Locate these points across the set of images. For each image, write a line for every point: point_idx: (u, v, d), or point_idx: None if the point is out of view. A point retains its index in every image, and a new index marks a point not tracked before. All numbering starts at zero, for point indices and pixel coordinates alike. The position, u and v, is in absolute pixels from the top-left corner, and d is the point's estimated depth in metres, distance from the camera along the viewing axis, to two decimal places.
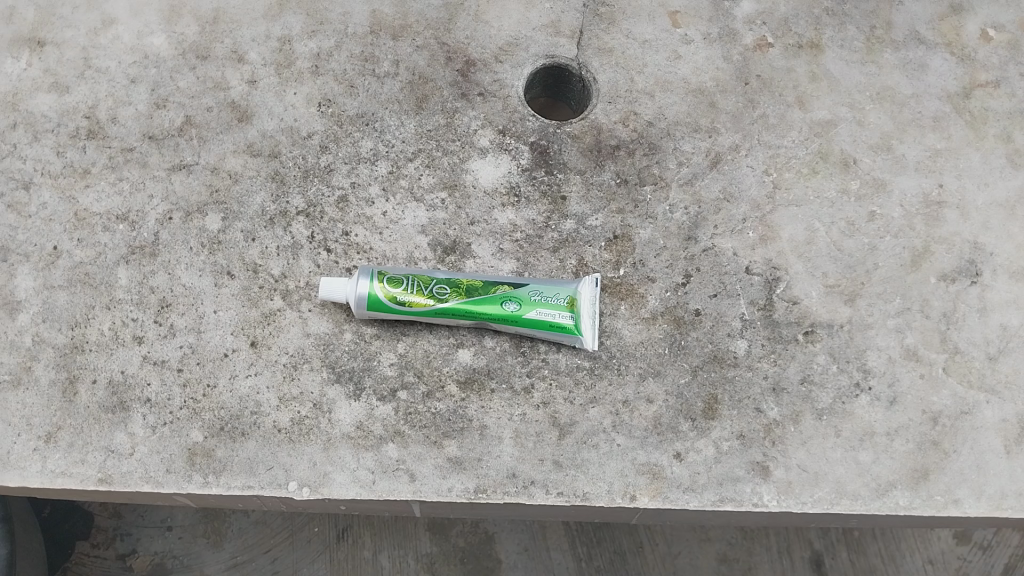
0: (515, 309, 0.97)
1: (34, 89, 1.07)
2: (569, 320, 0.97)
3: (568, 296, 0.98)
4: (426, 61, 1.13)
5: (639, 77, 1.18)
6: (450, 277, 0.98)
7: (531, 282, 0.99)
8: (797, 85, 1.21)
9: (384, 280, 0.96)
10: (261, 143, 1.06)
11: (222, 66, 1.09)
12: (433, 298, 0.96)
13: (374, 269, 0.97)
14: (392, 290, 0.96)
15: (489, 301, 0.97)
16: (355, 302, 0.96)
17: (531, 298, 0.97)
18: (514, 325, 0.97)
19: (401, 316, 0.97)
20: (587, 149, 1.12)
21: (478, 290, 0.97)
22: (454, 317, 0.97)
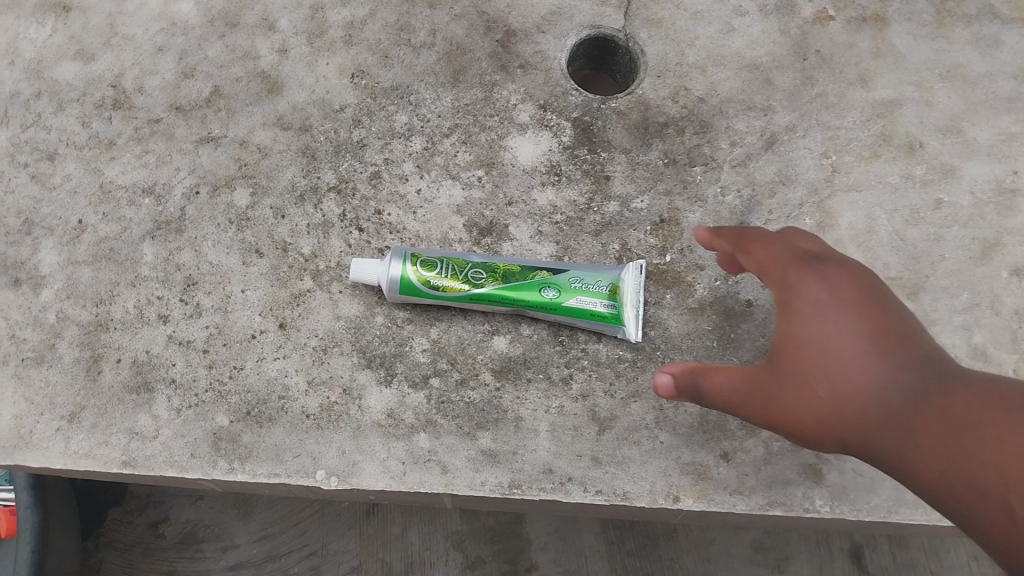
0: (554, 297, 0.91)
1: (59, 57, 1.04)
2: (611, 309, 0.91)
3: (611, 284, 0.92)
4: (464, 31, 1.07)
5: (690, 50, 1.11)
6: (486, 261, 0.93)
7: (571, 268, 0.93)
8: (860, 62, 1.12)
9: (416, 262, 0.91)
10: (292, 116, 1.01)
11: (252, 34, 1.05)
12: (468, 283, 0.91)
13: (408, 251, 0.92)
14: (425, 274, 0.91)
15: (527, 288, 0.91)
16: (387, 285, 0.91)
17: (571, 285, 0.92)
18: (553, 313, 0.92)
19: (435, 300, 0.92)
20: (633, 126, 1.06)
21: (515, 276, 0.92)
22: (490, 303, 0.92)
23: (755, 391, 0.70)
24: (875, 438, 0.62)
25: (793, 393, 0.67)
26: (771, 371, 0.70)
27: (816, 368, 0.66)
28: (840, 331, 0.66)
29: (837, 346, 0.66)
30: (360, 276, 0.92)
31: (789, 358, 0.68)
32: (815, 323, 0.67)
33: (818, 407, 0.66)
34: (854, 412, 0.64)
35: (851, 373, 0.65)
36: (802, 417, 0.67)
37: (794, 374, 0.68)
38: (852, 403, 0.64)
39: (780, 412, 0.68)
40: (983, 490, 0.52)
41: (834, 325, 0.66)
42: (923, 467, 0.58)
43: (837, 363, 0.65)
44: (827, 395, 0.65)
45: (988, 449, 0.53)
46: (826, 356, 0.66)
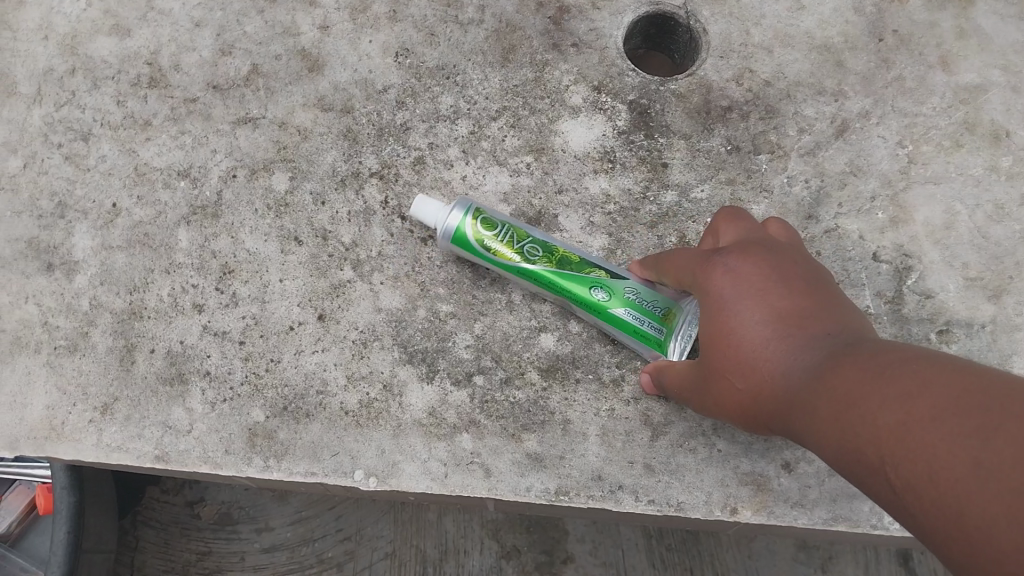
0: (602, 300, 0.83)
1: (94, 32, 1.00)
2: (655, 333, 0.82)
3: (670, 308, 0.82)
4: (515, 7, 1.01)
5: (756, 29, 1.03)
6: (547, 240, 0.86)
7: (633, 277, 0.84)
8: (941, 43, 1.04)
9: (477, 220, 0.84)
10: (333, 97, 0.96)
11: (292, 10, 1.00)
12: (522, 255, 0.84)
13: (472, 204, 0.86)
14: (481, 232, 0.84)
15: (577, 280, 0.84)
16: (442, 232, 0.86)
17: (625, 294, 0.83)
18: (596, 315, 0.84)
19: (485, 262, 0.86)
20: (694, 110, 0.99)
21: (571, 264, 0.84)
22: (533, 281, 0.85)
23: (696, 390, 0.72)
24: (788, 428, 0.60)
25: (719, 391, 0.68)
26: (700, 372, 0.71)
27: (724, 365, 0.67)
28: (735, 324, 0.65)
29: (735, 339, 0.65)
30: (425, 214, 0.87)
31: (706, 358, 0.69)
32: (714, 319, 0.67)
33: (742, 402, 0.66)
34: (767, 403, 0.63)
35: (751, 364, 0.64)
36: (736, 411, 0.67)
37: (715, 375, 0.68)
38: (761, 393, 0.63)
39: (721, 409, 0.69)
40: (865, 475, 0.50)
41: (730, 317, 0.66)
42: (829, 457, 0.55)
43: (740, 356, 0.65)
44: (741, 390, 0.65)
45: (855, 432, 0.50)
46: (728, 350, 0.66)
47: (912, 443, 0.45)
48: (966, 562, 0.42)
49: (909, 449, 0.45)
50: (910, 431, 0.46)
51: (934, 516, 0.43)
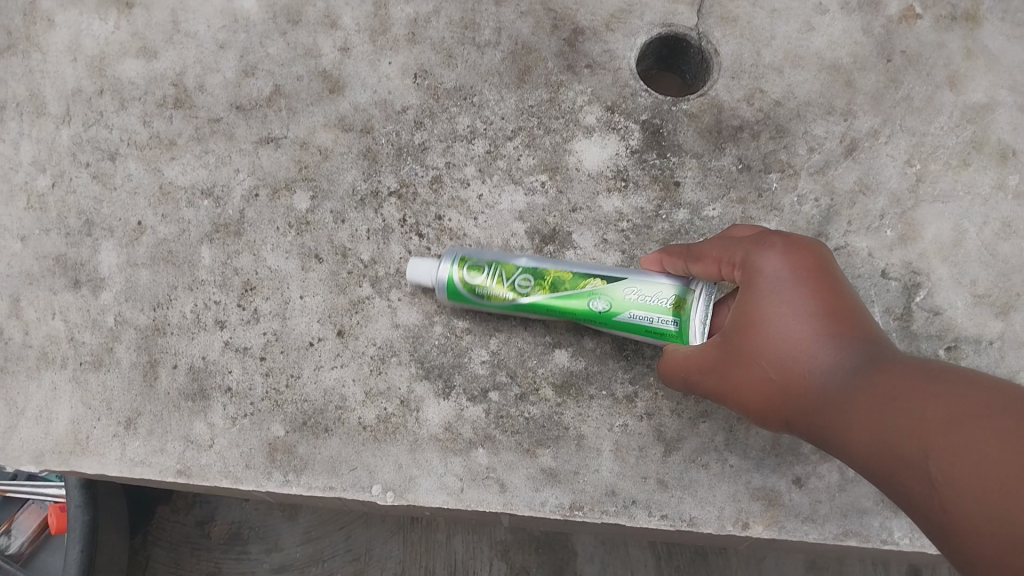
0: (605, 309, 0.84)
1: (121, 54, 1.01)
2: (672, 326, 0.82)
3: (676, 297, 0.82)
4: (530, 29, 1.03)
5: (766, 50, 1.05)
6: (535, 266, 0.86)
7: (628, 276, 0.84)
8: (949, 63, 1.05)
9: (462, 271, 0.86)
10: (353, 117, 0.98)
11: (314, 31, 1.02)
12: (514, 291, 0.85)
13: (457, 254, 0.87)
14: (468, 282, 0.86)
15: (575, 298, 0.84)
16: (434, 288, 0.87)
17: (626, 298, 0.83)
18: (605, 325, 0.85)
19: (483, 306, 0.88)
20: (705, 129, 1.00)
21: (566, 284, 0.85)
22: (535, 311, 0.86)
23: (712, 376, 0.76)
24: (814, 421, 0.66)
25: (742, 379, 0.73)
26: (722, 359, 0.75)
27: (760, 355, 0.71)
28: (781, 318, 0.70)
29: (777, 332, 0.70)
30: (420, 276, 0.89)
31: (737, 345, 0.73)
32: (757, 308, 0.72)
33: (767, 391, 0.71)
34: (795, 395, 0.68)
35: (792, 358, 0.68)
36: (757, 399, 0.72)
37: (744, 362, 0.72)
38: (795, 385, 0.68)
39: (737, 396, 0.74)
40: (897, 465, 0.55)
41: (775, 311, 0.70)
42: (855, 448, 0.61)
43: (779, 348, 0.69)
44: (772, 379, 0.70)
45: (896, 426, 0.56)
46: (769, 341, 0.70)
47: (952, 438, 0.51)
48: (988, 543, 0.48)
49: (948, 444, 0.51)
50: (953, 424, 0.52)
51: (961, 506, 0.49)
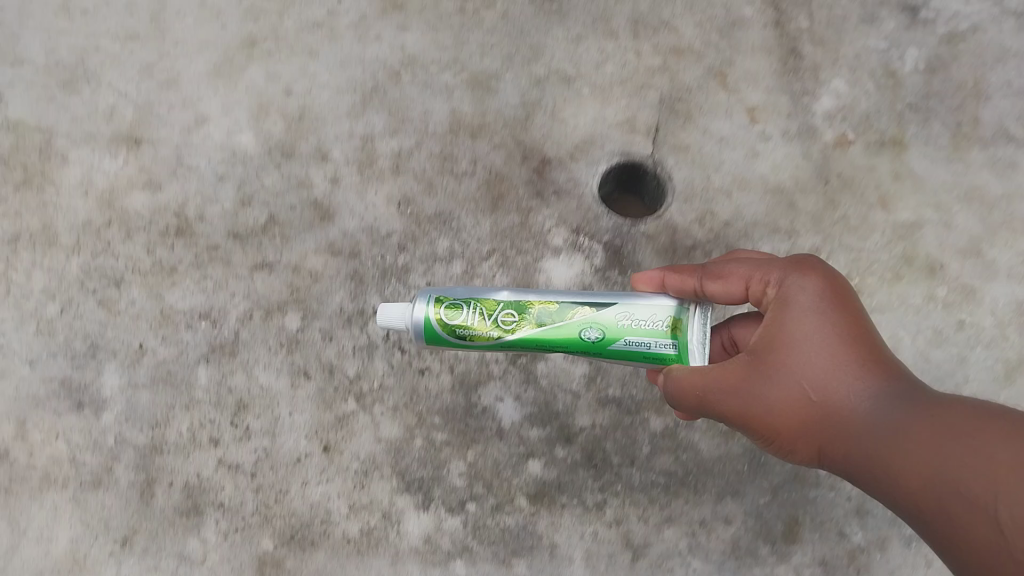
0: (597, 338, 0.80)
1: (129, 187, 1.09)
2: (672, 350, 0.79)
3: (672, 318, 0.79)
4: (503, 160, 1.14)
5: (716, 175, 1.16)
6: (518, 299, 0.83)
7: (619, 300, 0.81)
8: (880, 185, 1.17)
9: (440, 314, 0.83)
10: (342, 243, 1.07)
11: (306, 164, 1.11)
12: (497, 328, 0.83)
13: (434, 292, 0.84)
14: (448, 324, 0.83)
15: (562, 331, 0.81)
16: (414, 334, 0.85)
17: (619, 324, 0.80)
18: (599, 355, 0.82)
19: (464, 348, 0.85)
20: (661, 249, 1.11)
21: (552, 316, 0.82)
22: (522, 348, 0.83)
23: (735, 395, 0.75)
24: (853, 446, 0.70)
25: (773, 400, 0.73)
26: (749, 377, 0.74)
27: (798, 377, 0.72)
28: (824, 340, 0.72)
29: (819, 355, 0.72)
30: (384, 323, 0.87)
31: (767, 368, 0.74)
32: (791, 336, 0.74)
33: (799, 414, 0.73)
34: (833, 424, 0.71)
35: (832, 381, 0.71)
36: (783, 420, 0.73)
37: (777, 383, 0.73)
38: (832, 406, 0.71)
39: (763, 418, 0.74)
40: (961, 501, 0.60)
41: (819, 333, 0.73)
42: (900, 469, 0.66)
43: (819, 371, 0.72)
44: (807, 399, 0.72)
45: (964, 457, 0.61)
46: (809, 363, 0.72)
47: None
48: None
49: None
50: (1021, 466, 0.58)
51: None
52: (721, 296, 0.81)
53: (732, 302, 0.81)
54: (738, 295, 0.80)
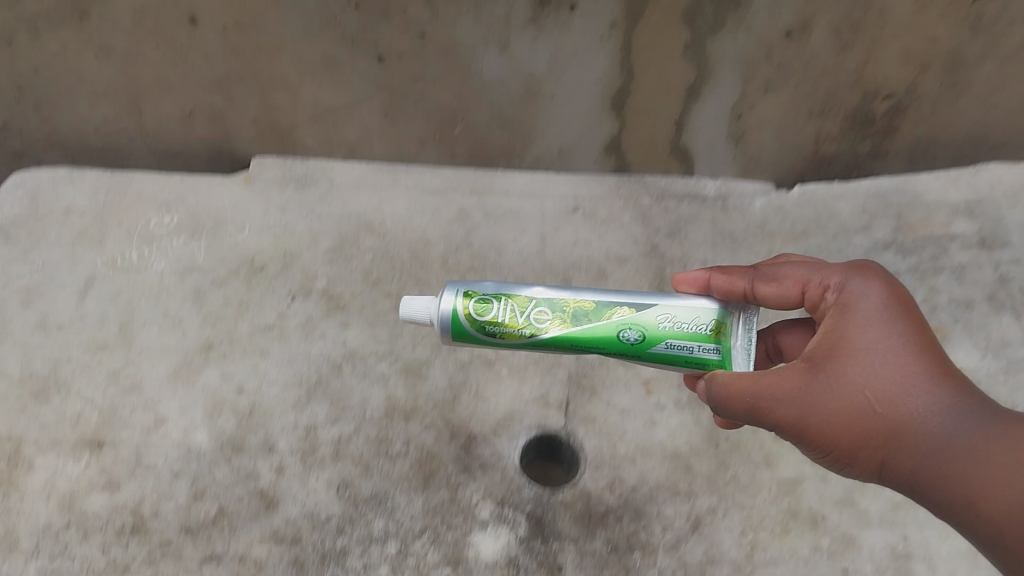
0: (636, 339, 0.96)
1: (89, 488, 1.18)
2: (715, 355, 0.94)
3: (716, 321, 0.94)
4: (434, 438, 1.25)
5: (620, 442, 1.26)
6: (557, 299, 0.98)
7: (658, 303, 0.96)
8: (762, 444, 1.25)
9: (468, 309, 0.99)
10: (286, 529, 1.16)
11: (255, 456, 1.22)
12: (530, 325, 0.98)
13: (462, 286, 1.01)
14: (476, 320, 0.99)
15: (603, 328, 0.96)
16: (438, 327, 1.01)
17: (659, 326, 0.95)
18: (636, 356, 0.97)
19: (494, 344, 1.01)
20: (578, 515, 1.18)
21: (591, 316, 0.97)
22: (555, 344, 0.98)
23: (792, 402, 0.85)
24: (920, 453, 0.80)
25: (833, 404, 0.83)
26: (808, 385, 0.84)
27: (863, 381, 0.83)
28: (881, 347, 0.83)
29: (882, 359, 0.83)
30: (406, 316, 1.04)
31: (834, 372, 0.84)
32: (862, 345, 0.84)
33: (862, 417, 0.82)
34: (901, 430, 0.81)
35: (889, 389, 0.82)
36: (844, 428, 0.83)
37: (839, 390, 0.83)
38: (892, 414, 0.81)
39: (824, 425, 0.83)
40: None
41: (882, 340, 0.84)
42: (971, 485, 0.75)
43: (882, 380, 0.82)
44: (868, 405, 0.82)
45: None
46: (869, 369, 0.83)
47: None
48: None
49: None
50: None
51: None
52: (772, 297, 0.96)
53: (784, 302, 0.97)
54: (790, 298, 0.96)
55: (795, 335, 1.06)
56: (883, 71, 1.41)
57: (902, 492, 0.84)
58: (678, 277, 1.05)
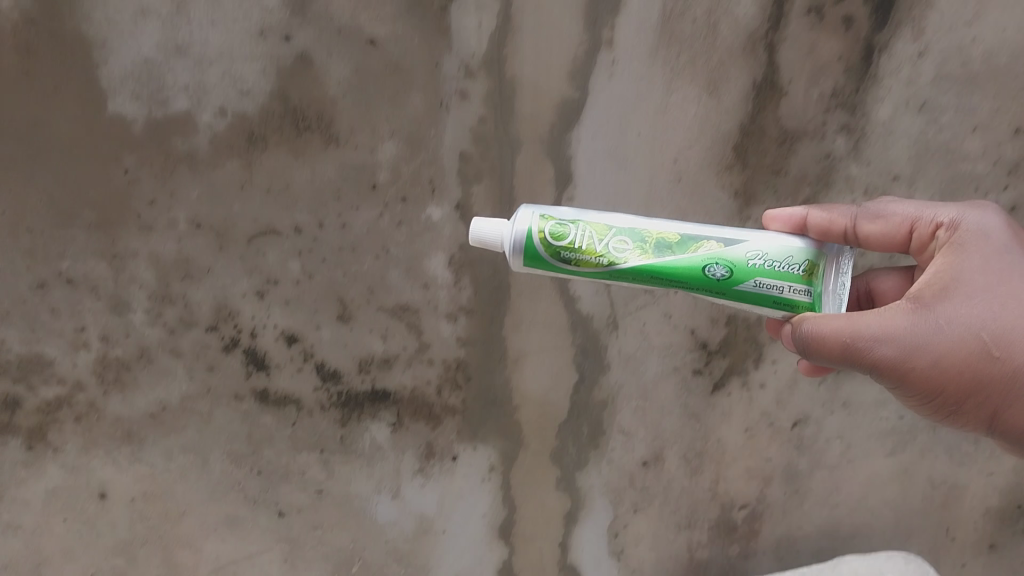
0: (724, 277, 0.99)
1: None
2: (806, 296, 0.99)
3: (809, 263, 0.99)
4: None
5: None
6: (637, 232, 1.02)
7: (749, 241, 1.00)
8: None
9: (543, 232, 1.02)
10: None
11: None
12: (610, 258, 1.01)
13: (541, 210, 1.03)
14: (551, 245, 1.02)
15: (687, 263, 1.00)
16: (510, 248, 1.04)
17: (748, 264, 0.99)
18: (725, 297, 1.01)
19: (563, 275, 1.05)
20: None
21: (676, 249, 1.01)
22: (633, 276, 1.02)
23: (896, 340, 0.97)
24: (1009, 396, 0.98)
25: (941, 347, 0.97)
26: (915, 324, 0.97)
27: (975, 322, 0.98)
28: (1006, 296, 0.98)
29: (990, 304, 0.98)
30: (476, 237, 1.08)
31: (946, 312, 0.98)
32: (971, 290, 0.99)
33: (963, 351, 0.97)
34: (999, 364, 0.97)
35: (1005, 332, 0.98)
36: (951, 367, 0.97)
37: (946, 336, 0.97)
38: (1010, 360, 0.97)
39: (926, 365, 0.97)
40: None
41: (1002, 284, 0.99)
42: None
43: (992, 325, 0.98)
44: (985, 347, 0.97)
45: None
46: (969, 310, 0.98)
47: None
48: None
49: None
50: None
51: None
52: (874, 237, 1.09)
53: (884, 240, 1.10)
54: (894, 235, 1.09)
55: (891, 278, 1.18)
56: (733, 485, 1.58)
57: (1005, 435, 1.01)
58: (770, 215, 1.15)
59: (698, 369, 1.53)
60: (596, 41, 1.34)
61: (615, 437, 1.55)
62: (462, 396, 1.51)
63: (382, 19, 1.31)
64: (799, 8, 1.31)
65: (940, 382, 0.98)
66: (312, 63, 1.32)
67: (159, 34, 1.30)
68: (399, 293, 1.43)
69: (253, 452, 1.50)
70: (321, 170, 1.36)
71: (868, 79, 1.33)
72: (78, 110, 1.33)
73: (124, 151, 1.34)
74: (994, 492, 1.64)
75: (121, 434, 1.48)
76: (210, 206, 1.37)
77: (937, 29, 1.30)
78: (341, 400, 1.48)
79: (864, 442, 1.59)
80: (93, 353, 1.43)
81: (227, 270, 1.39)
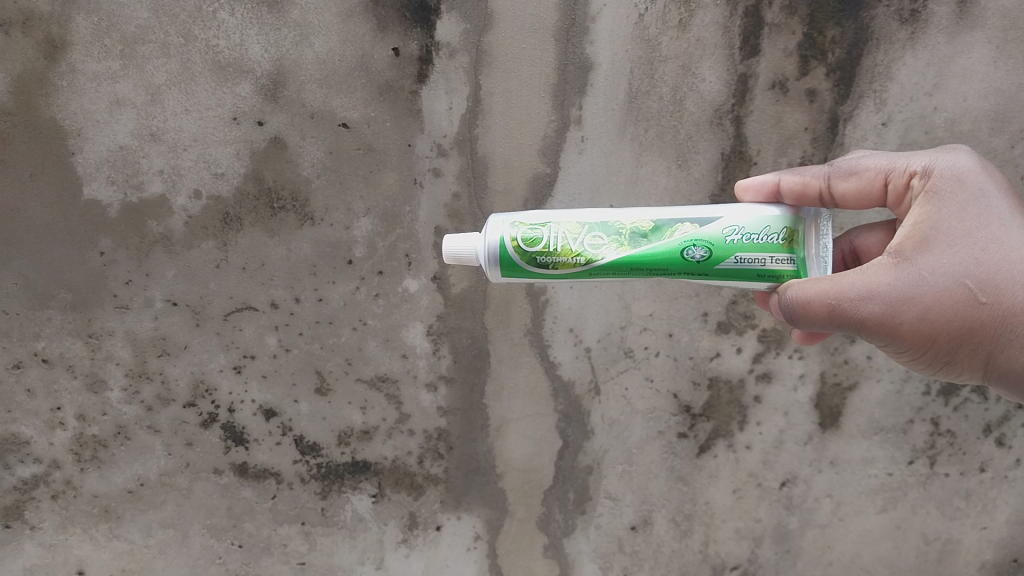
0: (705, 259, 0.89)
1: None
2: (790, 265, 0.88)
3: (788, 230, 0.88)
4: None
5: None
6: (609, 225, 0.91)
7: (723, 216, 0.89)
8: None
9: (516, 239, 0.91)
10: None
11: None
12: (587, 256, 0.90)
13: (510, 217, 0.92)
14: (525, 251, 0.91)
15: (665, 248, 0.89)
16: (485, 260, 0.93)
17: (727, 240, 0.89)
18: (707, 278, 0.90)
19: (542, 280, 0.93)
20: None
21: (652, 236, 0.90)
22: (614, 270, 0.91)
23: (881, 297, 0.88)
24: (1001, 339, 0.88)
25: (926, 300, 0.88)
26: (898, 280, 0.88)
27: (958, 271, 0.88)
28: (987, 240, 0.88)
29: (972, 249, 0.88)
30: (449, 255, 0.97)
31: (928, 261, 0.88)
32: (953, 235, 0.89)
33: (949, 302, 0.88)
34: (986, 306, 0.87)
35: (988, 277, 0.87)
36: (940, 318, 0.88)
37: (932, 286, 0.88)
38: (1000, 304, 0.87)
39: (914, 318, 0.88)
40: None
41: (983, 228, 0.88)
42: None
43: (980, 268, 0.88)
44: (970, 294, 0.88)
45: None
46: (953, 257, 0.88)
47: None
48: None
49: None
50: None
51: None
52: (851, 194, 0.97)
53: (862, 197, 0.97)
54: (870, 190, 0.96)
55: (875, 235, 1.06)
56: (724, 546, 1.51)
57: (1016, 376, 0.89)
58: (740, 186, 1.01)
59: (682, 432, 1.49)
60: (565, 119, 1.41)
61: (601, 503, 1.51)
62: (444, 465, 1.50)
63: (355, 105, 1.40)
64: (764, 82, 1.38)
65: (931, 337, 0.89)
66: (285, 145, 1.41)
67: (133, 122, 1.40)
68: (377, 364, 1.47)
69: (233, 526, 1.51)
70: (296, 247, 1.43)
71: (835, 147, 1.39)
72: (53, 196, 1.42)
73: (99, 234, 1.43)
74: (989, 547, 1.51)
75: (98, 510, 1.51)
76: (184, 284, 1.45)
77: (898, 101, 1.37)
78: (320, 472, 1.50)
79: (857, 497, 1.50)
80: (69, 432, 1.49)
81: (203, 346, 1.46)
